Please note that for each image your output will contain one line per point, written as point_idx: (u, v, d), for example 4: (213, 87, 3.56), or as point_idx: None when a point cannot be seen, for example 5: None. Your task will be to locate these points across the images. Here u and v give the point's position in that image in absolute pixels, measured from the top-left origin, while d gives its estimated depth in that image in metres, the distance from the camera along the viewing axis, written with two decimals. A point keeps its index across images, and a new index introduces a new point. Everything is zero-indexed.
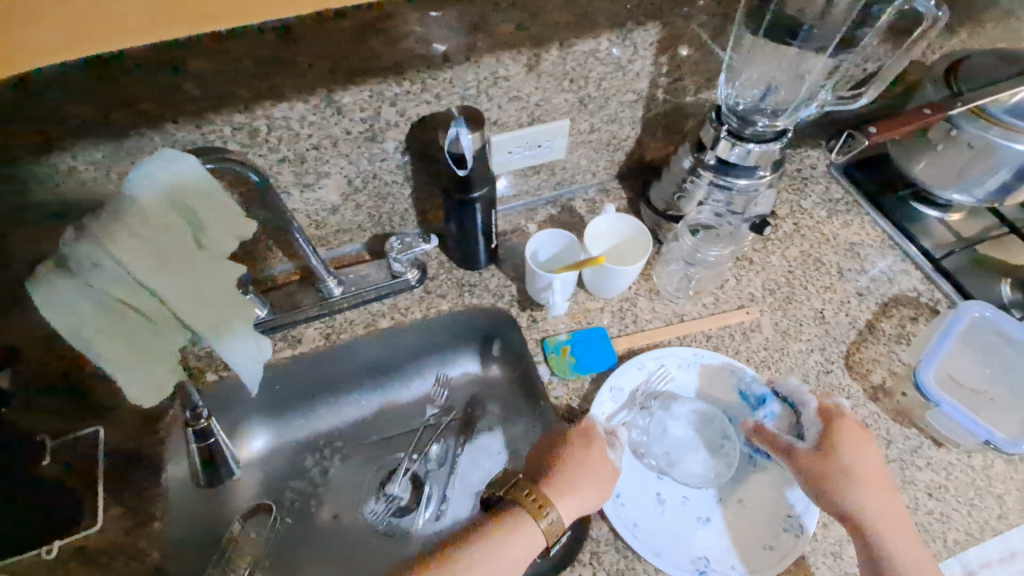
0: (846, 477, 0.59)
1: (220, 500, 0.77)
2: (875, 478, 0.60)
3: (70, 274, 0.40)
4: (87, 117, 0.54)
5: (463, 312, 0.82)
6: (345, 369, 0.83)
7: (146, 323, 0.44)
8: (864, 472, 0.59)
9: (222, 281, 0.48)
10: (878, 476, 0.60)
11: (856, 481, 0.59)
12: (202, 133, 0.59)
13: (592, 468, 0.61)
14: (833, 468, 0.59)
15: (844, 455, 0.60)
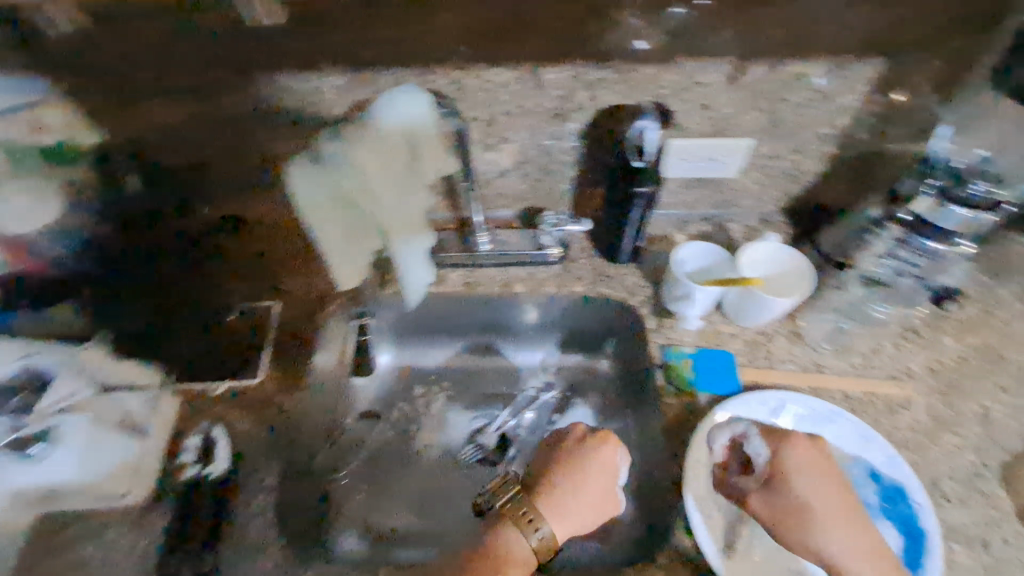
0: (835, 521, 0.56)
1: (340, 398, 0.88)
2: (863, 529, 0.57)
3: (320, 164, 0.49)
4: (344, 48, 0.65)
5: (594, 299, 0.84)
6: (473, 319, 0.91)
7: (356, 221, 0.53)
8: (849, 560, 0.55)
9: (416, 206, 0.56)
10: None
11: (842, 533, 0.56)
12: (422, 80, 0.68)
13: (597, 488, 0.60)
14: (809, 515, 0.57)
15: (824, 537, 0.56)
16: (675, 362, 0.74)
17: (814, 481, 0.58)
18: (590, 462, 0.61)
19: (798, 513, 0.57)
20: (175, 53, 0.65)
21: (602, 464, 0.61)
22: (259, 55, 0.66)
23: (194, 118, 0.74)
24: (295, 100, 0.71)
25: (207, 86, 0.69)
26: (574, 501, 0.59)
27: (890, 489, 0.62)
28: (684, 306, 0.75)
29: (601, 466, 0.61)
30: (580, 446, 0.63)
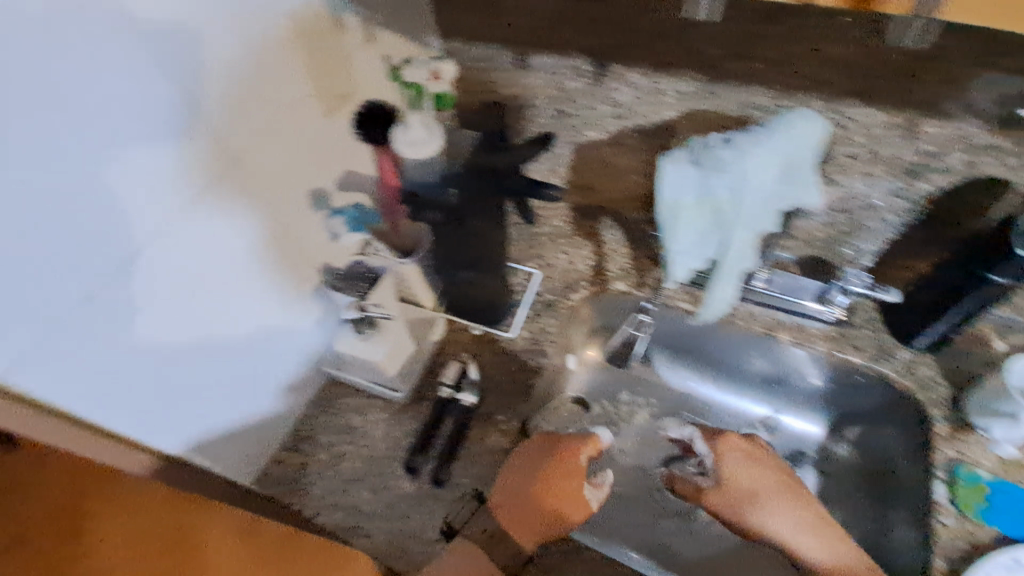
0: (751, 496, 0.71)
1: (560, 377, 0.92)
2: (787, 507, 0.70)
3: (703, 167, 0.50)
4: (715, 57, 0.65)
5: (864, 378, 0.79)
6: (712, 353, 0.92)
7: (708, 229, 0.52)
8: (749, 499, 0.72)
9: (764, 228, 0.53)
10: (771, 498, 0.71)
11: (768, 509, 0.70)
12: (776, 103, 0.67)
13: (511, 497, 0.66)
14: (735, 496, 0.72)
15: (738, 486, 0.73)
16: (964, 479, 0.66)
17: (738, 458, 0.74)
18: (573, 504, 0.66)
19: (726, 496, 0.73)
20: (555, 28, 0.71)
21: (571, 497, 0.66)
22: (625, 49, 0.69)
23: (535, 92, 0.81)
24: (636, 95, 0.73)
25: (563, 66, 0.75)
26: (529, 525, 0.64)
27: None
28: (1001, 425, 0.67)
29: (522, 457, 0.69)
30: (557, 455, 0.69)
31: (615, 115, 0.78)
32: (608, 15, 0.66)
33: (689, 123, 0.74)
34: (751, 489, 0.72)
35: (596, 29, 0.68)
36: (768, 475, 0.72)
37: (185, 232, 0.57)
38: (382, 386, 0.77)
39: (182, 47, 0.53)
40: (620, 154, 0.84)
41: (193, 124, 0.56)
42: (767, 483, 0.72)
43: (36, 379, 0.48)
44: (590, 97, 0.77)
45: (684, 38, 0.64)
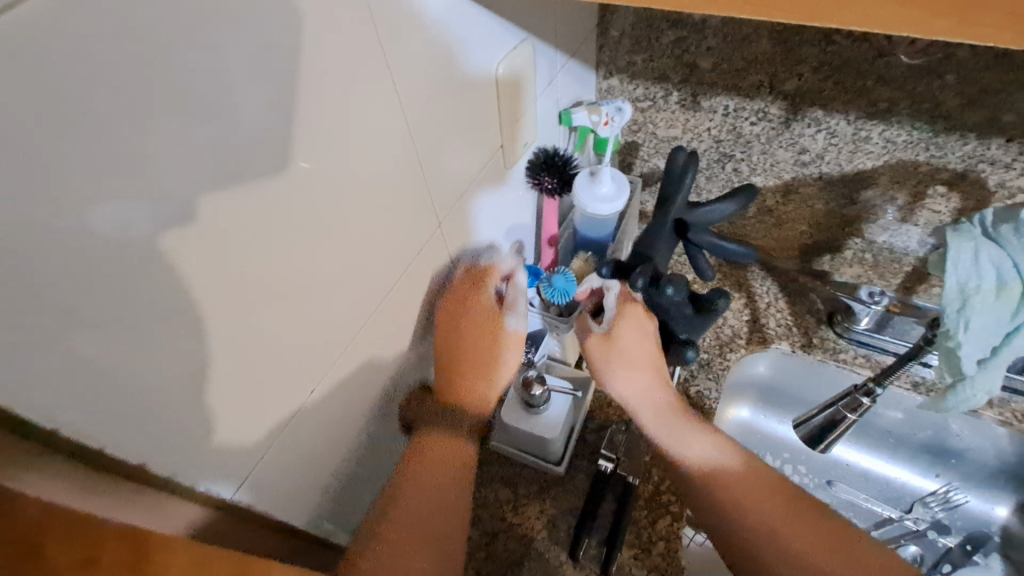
0: (623, 356, 0.58)
1: None
2: (681, 425, 0.56)
3: (1003, 246, 0.43)
4: (947, 106, 0.58)
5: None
6: (875, 421, 0.83)
7: (1006, 316, 0.44)
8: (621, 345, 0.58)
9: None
10: (650, 363, 0.58)
11: (649, 408, 0.58)
12: (1015, 158, 0.58)
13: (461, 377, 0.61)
14: (611, 351, 0.58)
15: (623, 339, 0.58)
16: None
17: (636, 330, 0.58)
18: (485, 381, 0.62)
19: (606, 348, 0.59)
20: (746, 71, 0.65)
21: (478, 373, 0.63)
22: (829, 94, 0.63)
23: (702, 136, 0.75)
24: (828, 143, 0.67)
25: (745, 110, 0.69)
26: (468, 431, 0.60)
27: None
28: None
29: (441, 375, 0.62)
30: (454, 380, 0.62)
31: (796, 162, 0.71)
32: (820, 56, 0.60)
33: (889, 176, 0.66)
34: (613, 339, 0.58)
35: (799, 71, 0.63)
36: (646, 369, 0.58)
37: (180, 184, 0.32)
38: (541, 460, 0.68)
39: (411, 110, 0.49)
40: (787, 204, 0.77)
41: (404, 184, 0.51)
42: (647, 379, 0.58)
43: (223, 471, 0.42)
44: (768, 143, 0.71)
45: (912, 83, 0.58)
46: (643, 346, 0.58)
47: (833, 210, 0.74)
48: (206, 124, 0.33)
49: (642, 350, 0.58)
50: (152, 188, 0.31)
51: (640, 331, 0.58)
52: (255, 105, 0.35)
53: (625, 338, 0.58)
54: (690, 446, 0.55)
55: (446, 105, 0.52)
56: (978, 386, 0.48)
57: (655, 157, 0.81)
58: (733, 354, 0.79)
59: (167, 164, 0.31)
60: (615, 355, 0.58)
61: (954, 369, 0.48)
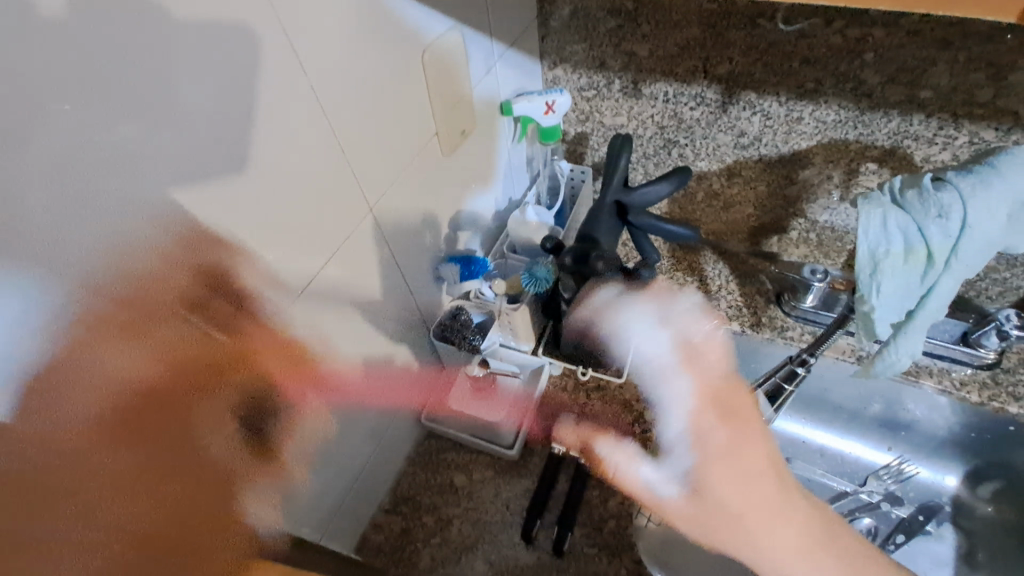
0: (719, 515, 0.46)
1: None
2: (813, 550, 0.46)
3: (906, 212, 0.45)
4: (870, 85, 0.60)
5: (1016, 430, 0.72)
6: (828, 400, 0.84)
7: (914, 278, 0.46)
8: (722, 498, 0.46)
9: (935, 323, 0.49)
10: (747, 491, 0.46)
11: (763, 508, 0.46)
12: (936, 133, 0.61)
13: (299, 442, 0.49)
14: (704, 513, 0.47)
15: (717, 490, 0.46)
16: None
17: (735, 480, 0.45)
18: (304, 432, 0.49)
19: (698, 512, 0.47)
20: (681, 57, 0.68)
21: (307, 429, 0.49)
22: (761, 77, 0.65)
23: (646, 123, 0.76)
24: (765, 125, 0.69)
25: (684, 95, 0.71)
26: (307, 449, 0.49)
27: None
28: None
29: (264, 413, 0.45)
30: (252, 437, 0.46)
31: (736, 146, 0.73)
32: (748, 40, 0.63)
33: (823, 155, 0.68)
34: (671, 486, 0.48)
35: (731, 55, 0.65)
36: (745, 471, 0.46)
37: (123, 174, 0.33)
38: (496, 445, 0.69)
39: (360, 103, 0.49)
40: (732, 186, 0.78)
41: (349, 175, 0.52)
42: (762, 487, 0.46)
43: None
44: (709, 128, 0.73)
45: (838, 63, 0.60)
46: (739, 483, 0.45)
47: (774, 191, 0.76)
48: (155, 122, 0.34)
49: (732, 495, 0.46)
50: (105, 187, 0.32)
51: (740, 445, 0.46)
52: (197, 99, 0.36)
53: (726, 484, 0.45)
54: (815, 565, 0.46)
55: (393, 96, 0.53)
56: (898, 347, 0.49)
57: (604, 146, 0.82)
58: None
59: (118, 160, 0.32)
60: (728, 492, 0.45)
61: (871, 332, 0.49)
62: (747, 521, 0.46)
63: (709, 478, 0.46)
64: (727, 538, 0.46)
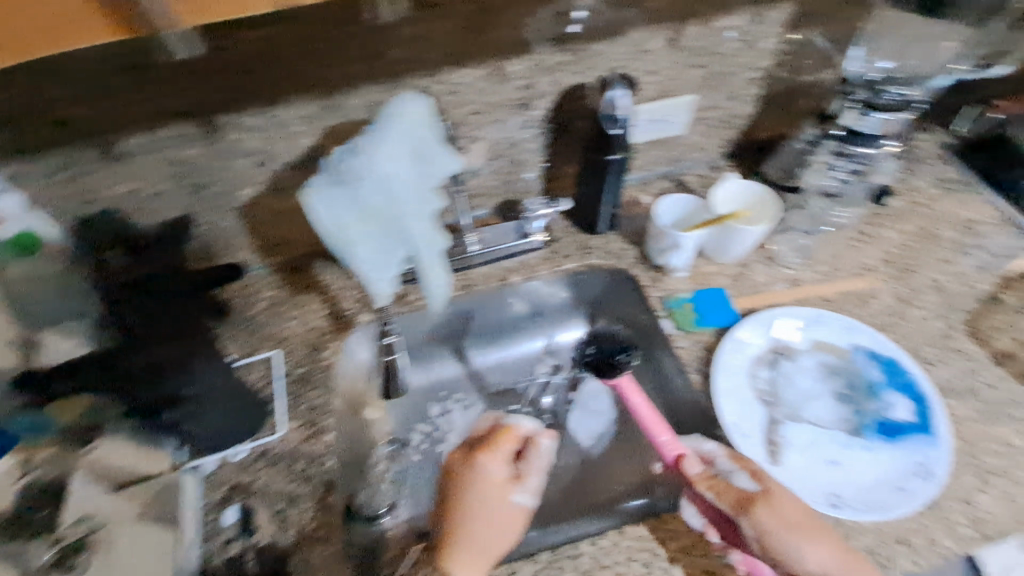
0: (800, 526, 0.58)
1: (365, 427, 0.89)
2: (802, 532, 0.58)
3: (339, 185, 0.49)
4: (310, 75, 0.64)
5: (583, 274, 0.88)
6: (478, 326, 0.98)
7: (381, 237, 0.52)
8: (781, 509, 0.59)
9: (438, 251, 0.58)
10: (800, 516, 0.58)
11: (794, 527, 0.58)
12: (391, 94, 0.69)
13: (471, 499, 0.62)
14: (772, 502, 0.59)
15: (783, 493, 0.60)
16: (678, 310, 0.80)
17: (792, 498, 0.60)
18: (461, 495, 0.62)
19: (775, 513, 0.58)
20: (124, 106, 0.61)
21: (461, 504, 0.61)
22: (221, 99, 0.64)
23: (156, 180, 0.69)
24: (265, 139, 0.70)
25: (166, 140, 0.66)
26: (479, 490, 0.62)
27: (889, 378, 0.70)
28: (672, 256, 0.81)
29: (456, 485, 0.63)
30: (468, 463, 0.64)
31: (259, 164, 0.73)
32: (177, 75, 0.60)
33: (331, 142, 0.72)
34: (749, 494, 0.60)
35: (176, 93, 0.62)
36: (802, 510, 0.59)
37: None
38: None
39: None
40: (287, 198, 0.79)
41: None
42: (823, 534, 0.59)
43: None
44: (218, 161, 0.70)
45: (273, 66, 0.62)
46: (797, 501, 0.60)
47: None
48: None
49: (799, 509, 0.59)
50: None
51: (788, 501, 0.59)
52: None
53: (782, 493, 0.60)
54: (814, 557, 0.56)
55: None
56: (424, 280, 0.58)
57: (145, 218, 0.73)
58: (325, 351, 0.80)
59: None
60: (785, 517, 0.58)
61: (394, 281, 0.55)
62: (786, 507, 0.59)
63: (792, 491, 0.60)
64: (798, 520, 0.58)
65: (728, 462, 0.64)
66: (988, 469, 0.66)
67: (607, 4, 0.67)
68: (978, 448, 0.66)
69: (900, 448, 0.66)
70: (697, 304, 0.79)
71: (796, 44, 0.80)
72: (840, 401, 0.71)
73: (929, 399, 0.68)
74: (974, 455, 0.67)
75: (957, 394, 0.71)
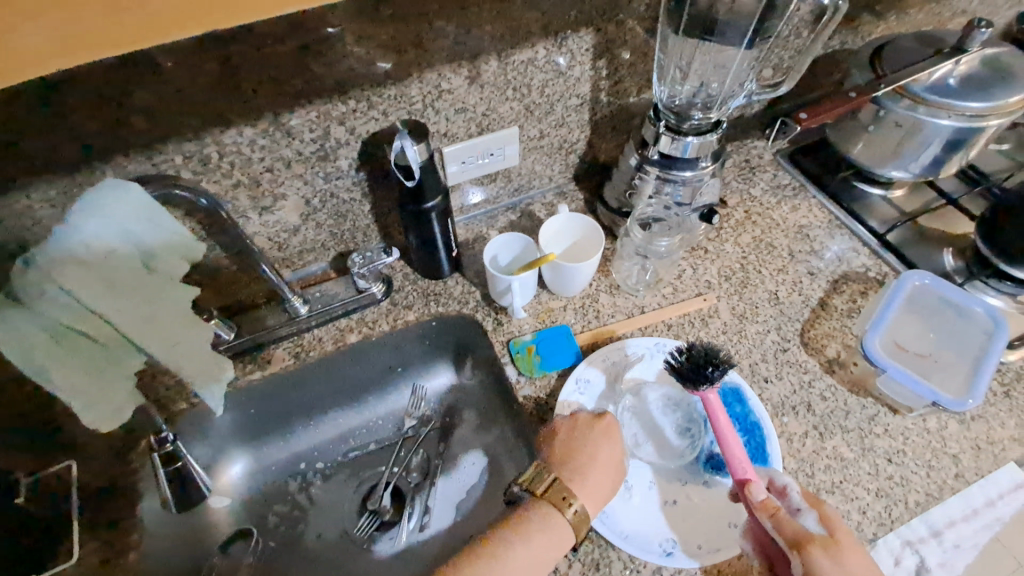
0: None
1: (205, 522, 0.80)
2: None
3: (21, 306, 0.41)
4: (38, 155, 0.55)
5: (437, 322, 0.83)
6: (329, 388, 0.86)
7: (99, 353, 0.45)
8: (848, 560, 0.51)
9: (194, 349, 0.51)
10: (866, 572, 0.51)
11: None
12: (153, 163, 0.61)
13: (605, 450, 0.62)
14: (834, 549, 0.52)
15: (841, 541, 0.52)
16: (520, 357, 0.74)
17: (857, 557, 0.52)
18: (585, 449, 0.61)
19: (835, 562, 0.51)
20: None
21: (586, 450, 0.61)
22: None
23: None
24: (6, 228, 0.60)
25: None
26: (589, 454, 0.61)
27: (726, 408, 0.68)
28: (511, 300, 0.75)
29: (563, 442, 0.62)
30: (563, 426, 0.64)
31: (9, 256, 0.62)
32: None
33: None
34: (806, 534, 0.53)
35: None
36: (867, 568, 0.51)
37: None
38: None
39: None
40: None
41: None
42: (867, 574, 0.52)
43: None
44: None
45: None
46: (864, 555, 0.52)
47: None
48: None
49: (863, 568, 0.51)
50: None
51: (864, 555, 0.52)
52: None
53: (845, 541, 0.52)
54: None
55: None
56: (186, 377, 0.51)
57: None
58: (133, 454, 0.74)
59: None
60: (850, 572, 0.50)
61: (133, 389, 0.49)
62: (845, 557, 0.51)
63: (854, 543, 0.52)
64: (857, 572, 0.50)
65: (799, 496, 0.57)
66: (823, 487, 0.66)
67: (387, 48, 0.62)
68: (811, 466, 0.66)
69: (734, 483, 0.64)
70: (539, 347, 0.74)
71: (611, 69, 0.78)
72: (679, 434, 0.68)
73: (762, 426, 0.67)
74: (809, 473, 0.66)
75: (792, 411, 0.70)
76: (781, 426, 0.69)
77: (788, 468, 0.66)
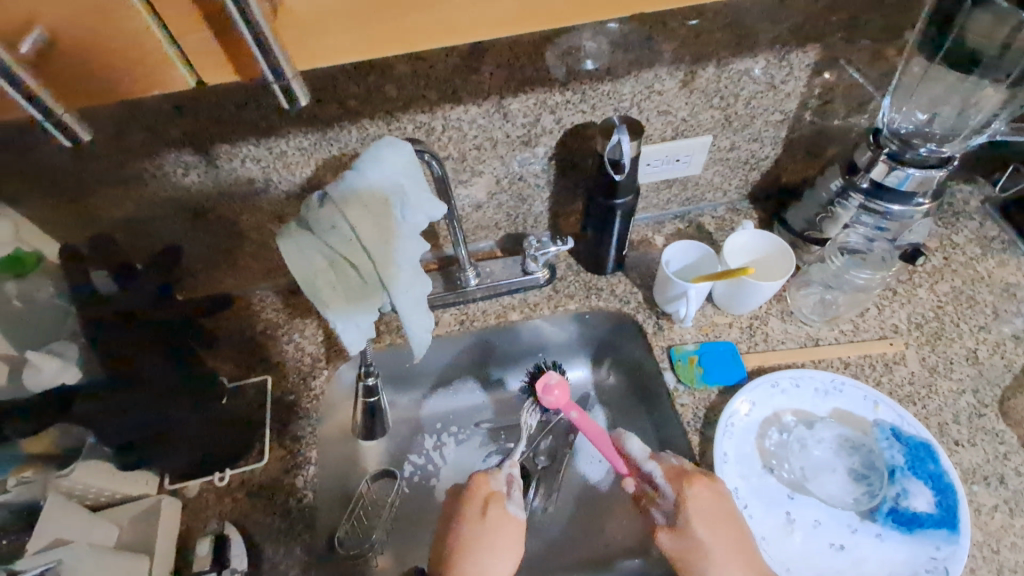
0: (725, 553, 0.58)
1: None
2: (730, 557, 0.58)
3: (313, 233, 0.48)
4: (306, 109, 0.63)
5: (591, 315, 0.85)
6: (474, 357, 0.89)
7: (358, 285, 0.50)
8: (703, 536, 0.59)
9: (419, 296, 0.55)
10: (728, 543, 0.58)
11: (714, 545, 0.58)
12: (390, 128, 0.67)
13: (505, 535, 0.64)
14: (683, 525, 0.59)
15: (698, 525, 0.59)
16: (680, 364, 0.74)
17: (714, 526, 0.59)
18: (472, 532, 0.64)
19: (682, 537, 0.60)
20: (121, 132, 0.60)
21: (476, 536, 0.64)
22: (217, 128, 0.63)
23: (152, 202, 0.68)
24: (263, 168, 0.68)
25: (163, 166, 0.65)
26: (490, 537, 0.64)
27: (914, 463, 0.64)
28: (682, 306, 0.75)
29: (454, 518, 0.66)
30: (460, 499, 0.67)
31: (257, 192, 0.71)
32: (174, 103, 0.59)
33: (329, 172, 0.70)
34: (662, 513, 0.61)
35: (173, 121, 0.61)
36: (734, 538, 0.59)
37: None
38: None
39: None
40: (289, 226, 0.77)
41: None
42: (727, 526, 0.59)
43: None
44: (217, 187, 0.69)
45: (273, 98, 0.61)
46: (729, 525, 0.59)
47: None
48: None
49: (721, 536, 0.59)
50: None
51: (717, 523, 0.59)
52: None
53: (706, 523, 0.59)
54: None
55: None
56: (407, 323, 0.56)
57: (143, 237, 0.72)
58: (315, 381, 0.79)
59: None
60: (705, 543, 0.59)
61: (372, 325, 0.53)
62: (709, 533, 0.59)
63: (710, 522, 0.59)
64: (727, 545, 0.58)
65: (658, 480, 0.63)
66: (1006, 567, 0.59)
67: (617, 45, 0.64)
68: (999, 541, 0.60)
69: (912, 543, 0.60)
70: (701, 355, 0.74)
71: (826, 87, 0.75)
72: (855, 479, 0.65)
73: (955, 490, 0.62)
74: (995, 549, 0.60)
75: (984, 481, 0.64)
76: (969, 494, 0.63)
77: (974, 540, 0.60)
